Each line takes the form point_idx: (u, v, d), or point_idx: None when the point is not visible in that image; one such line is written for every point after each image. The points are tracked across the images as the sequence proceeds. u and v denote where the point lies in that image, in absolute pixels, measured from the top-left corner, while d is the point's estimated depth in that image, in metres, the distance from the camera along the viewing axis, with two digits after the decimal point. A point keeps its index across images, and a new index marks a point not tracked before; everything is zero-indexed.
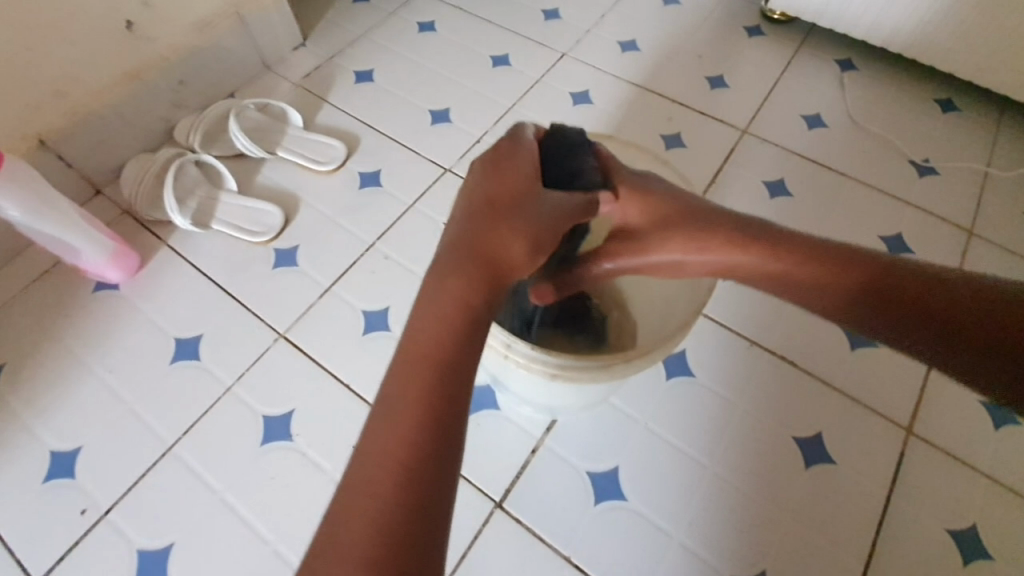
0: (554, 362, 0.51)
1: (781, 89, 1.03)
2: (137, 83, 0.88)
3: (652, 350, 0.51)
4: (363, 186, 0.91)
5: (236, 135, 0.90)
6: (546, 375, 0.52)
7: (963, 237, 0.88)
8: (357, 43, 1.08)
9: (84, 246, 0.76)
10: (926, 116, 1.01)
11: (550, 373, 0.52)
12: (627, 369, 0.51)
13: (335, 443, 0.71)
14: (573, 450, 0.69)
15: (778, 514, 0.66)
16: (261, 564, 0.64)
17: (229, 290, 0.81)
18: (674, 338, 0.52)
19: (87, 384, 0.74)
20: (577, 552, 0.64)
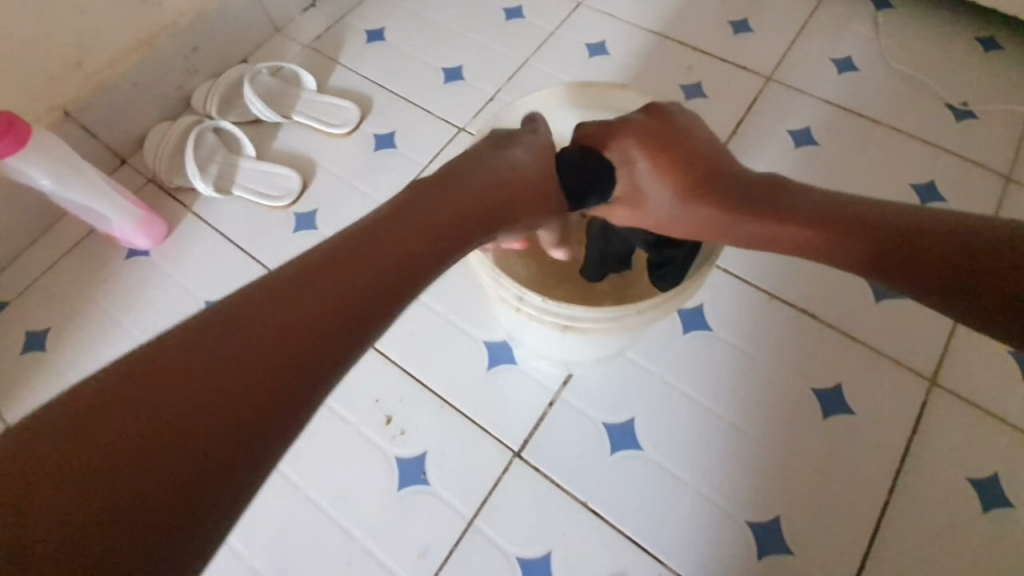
0: (567, 313, 0.52)
1: (808, 31, 0.98)
2: (152, 51, 0.88)
3: (662, 301, 0.51)
4: (378, 148, 0.91)
5: (251, 100, 0.91)
6: (559, 329, 0.55)
7: (998, 184, 0.84)
8: (366, 2, 1.06)
9: (112, 214, 0.79)
10: (966, 55, 0.95)
11: (561, 326, 0.54)
12: (635, 318, 0.52)
13: (359, 397, 0.73)
14: (588, 402, 0.71)
15: (794, 464, 0.67)
16: (295, 508, 0.68)
17: (252, 254, 0.84)
18: (677, 293, 0.51)
19: (125, 345, 0.79)
20: (593, 498, 0.66)
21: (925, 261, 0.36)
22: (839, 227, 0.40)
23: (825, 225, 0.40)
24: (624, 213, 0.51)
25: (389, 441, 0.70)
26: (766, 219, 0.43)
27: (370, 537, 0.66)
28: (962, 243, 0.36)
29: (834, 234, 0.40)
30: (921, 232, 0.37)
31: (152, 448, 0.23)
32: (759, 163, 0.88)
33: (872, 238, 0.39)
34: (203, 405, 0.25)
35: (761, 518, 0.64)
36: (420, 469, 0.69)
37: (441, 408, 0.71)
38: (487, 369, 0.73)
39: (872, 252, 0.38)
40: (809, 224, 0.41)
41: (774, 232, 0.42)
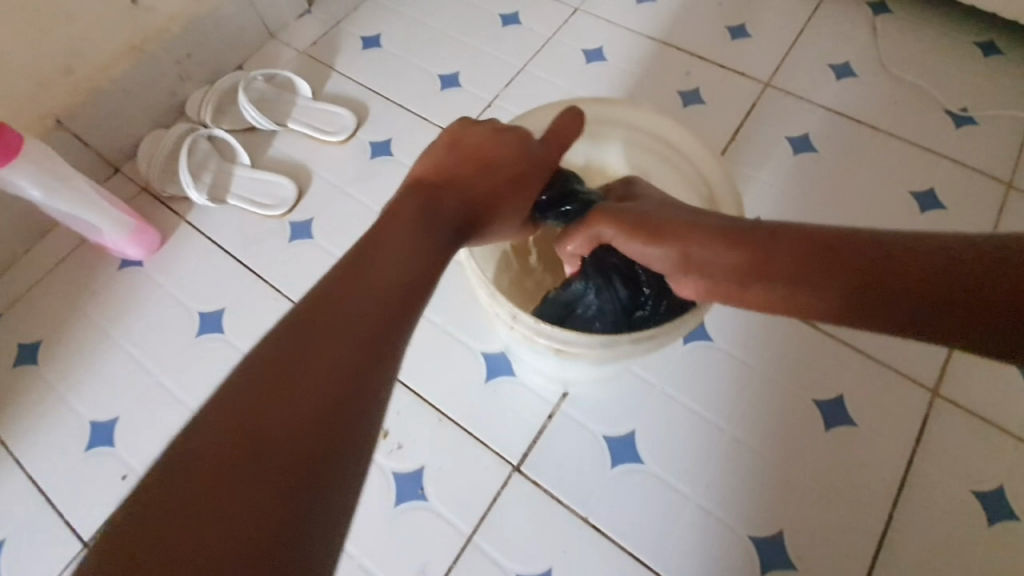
0: (561, 334, 0.52)
1: (807, 36, 0.98)
2: (144, 58, 0.87)
3: (659, 330, 0.50)
4: (374, 155, 0.90)
5: (245, 108, 0.90)
6: (553, 348, 0.54)
7: (999, 191, 0.84)
8: (362, 7, 1.05)
9: (104, 223, 0.78)
10: (966, 61, 0.94)
11: (554, 347, 0.53)
12: (631, 346, 0.51)
13: None
14: (588, 414, 0.70)
15: (796, 477, 0.66)
16: None
17: (247, 264, 0.83)
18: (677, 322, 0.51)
19: (117, 357, 0.77)
20: (593, 512, 0.65)
21: (907, 294, 0.35)
22: (813, 267, 0.38)
23: (799, 266, 0.39)
24: (609, 232, 0.48)
25: (386, 456, 0.69)
26: (741, 254, 0.41)
27: (367, 554, 0.65)
28: (940, 271, 0.35)
29: (810, 277, 0.39)
30: (896, 263, 0.36)
31: (259, 471, 0.26)
32: (759, 170, 0.87)
33: (848, 277, 0.37)
34: (289, 428, 0.27)
35: (763, 533, 0.63)
36: (417, 484, 0.68)
37: (438, 421, 0.70)
38: (484, 381, 0.72)
39: (850, 292, 0.37)
40: (784, 264, 0.40)
41: (749, 274, 0.41)
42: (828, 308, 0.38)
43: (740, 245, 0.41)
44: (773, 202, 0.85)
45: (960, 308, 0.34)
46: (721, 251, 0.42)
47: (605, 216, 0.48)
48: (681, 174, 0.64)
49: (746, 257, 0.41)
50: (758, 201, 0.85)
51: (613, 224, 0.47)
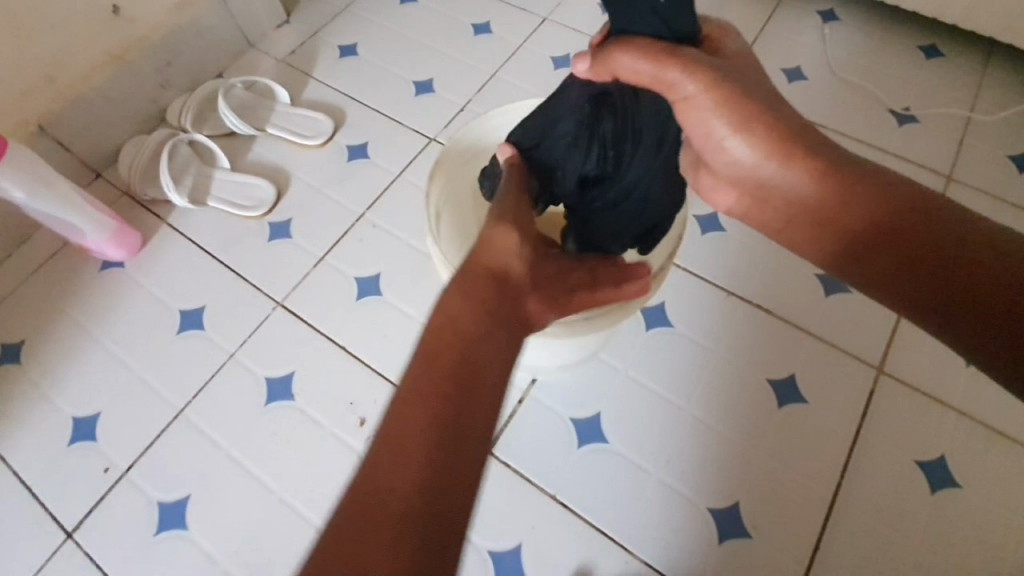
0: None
1: (762, 42, 1.04)
2: (126, 67, 0.90)
3: (610, 312, 0.58)
4: (351, 158, 0.94)
5: (225, 114, 0.93)
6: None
7: (940, 184, 0.89)
8: (339, 18, 1.09)
9: (86, 226, 0.80)
10: (909, 64, 1.01)
11: None
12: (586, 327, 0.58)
13: (333, 400, 0.74)
14: (556, 398, 0.73)
15: (752, 452, 0.70)
16: (270, 511, 0.69)
17: (227, 262, 0.85)
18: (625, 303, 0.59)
19: (99, 355, 0.79)
20: (561, 490, 0.68)
21: (934, 289, 0.41)
22: (872, 235, 0.43)
23: (859, 227, 0.44)
24: (678, 78, 0.44)
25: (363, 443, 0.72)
26: (820, 185, 0.45)
27: None
28: (987, 274, 0.38)
29: (863, 240, 0.44)
30: (952, 252, 0.40)
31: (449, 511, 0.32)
32: None
33: (896, 251, 0.42)
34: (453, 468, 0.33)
35: (721, 505, 0.67)
36: None
37: None
38: None
39: (889, 267, 0.43)
40: (847, 216, 0.44)
41: (811, 207, 0.46)
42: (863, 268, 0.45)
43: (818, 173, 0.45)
44: None
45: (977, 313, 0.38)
46: (798, 174, 0.45)
47: (687, 62, 0.43)
48: None
49: (821, 191, 0.45)
50: None
51: (695, 81, 0.44)
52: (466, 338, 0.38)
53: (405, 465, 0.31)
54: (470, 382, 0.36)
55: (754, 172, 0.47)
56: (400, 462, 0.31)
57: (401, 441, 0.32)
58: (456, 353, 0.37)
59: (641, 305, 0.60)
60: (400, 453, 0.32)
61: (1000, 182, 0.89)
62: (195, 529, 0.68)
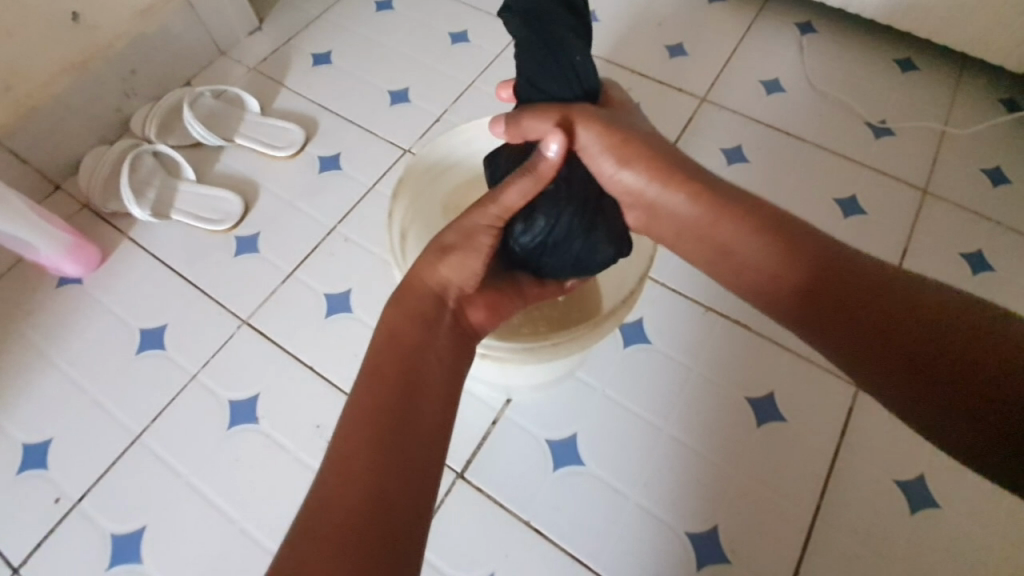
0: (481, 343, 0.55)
1: (741, 54, 1.03)
2: (87, 75, 0.87)
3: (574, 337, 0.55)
4: (323, 169, 0.91)
5: (191, 124, 0.90)
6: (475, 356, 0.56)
7: (916, 197, 0.90)
8: (313, 25, 1.06)
9: (39, 240, 0.77)
10: (885, 77, 1.01)
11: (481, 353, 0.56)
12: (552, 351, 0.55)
13: (299, 423, 0.71)
14: (531, 420, 0.71)
15: (731, 473, 0.68)
16: (231, 542, 0.66)
17: (190, 279, 0.82)
18: (592, 328, 0.56)
19: (54, 376, 0.75)
20: (535, 516, 0.66)
21: (898, 375, 0.39)
22: (835, 311, 0.42)
23: (818, 298, 0.42)
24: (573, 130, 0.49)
25: None
26: (769, 248, 0.45)
27: None
28: (960, 362, 0.36)
29: (824, 315, 0.42)
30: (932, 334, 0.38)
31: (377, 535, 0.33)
32: None
33: (866, 335, 0.40)
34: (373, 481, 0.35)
35: (699, 528, 0.66)
36: None
37: None
38: None
39: (866, 351, 0.40)
40: (800, 286, 0.43)
41: (762, 272, 0.45)
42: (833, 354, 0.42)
43: (761, 231, 0.46)
44: None
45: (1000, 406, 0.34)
46: (745, 235, 0.46)
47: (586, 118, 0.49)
48: None
49: (770, 255, 0.45)
50: None
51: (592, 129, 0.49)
52: (407, 346, 0.41)
53: (349, 462, 0.35)
54: (414, 392, 0.39)
55: (697, 231, 0.49)
56: (352, 468, 0.35)
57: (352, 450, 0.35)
58: (400, 361, 0.40)
59: (614, 326, 0.58)
60: (353, 458, 0.35)
61: (973, 195, 0.90)
62: (151, 562, 0.65)
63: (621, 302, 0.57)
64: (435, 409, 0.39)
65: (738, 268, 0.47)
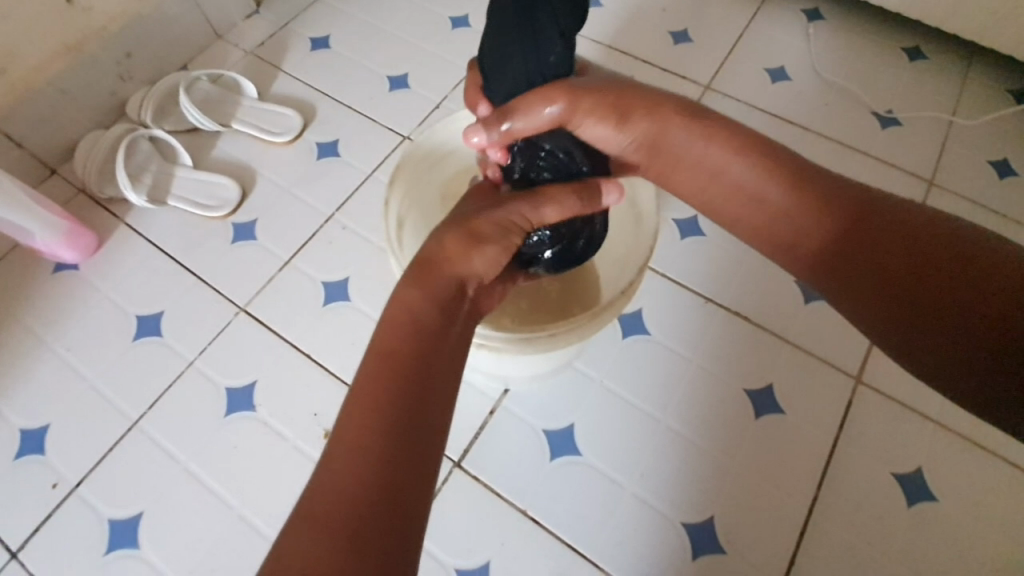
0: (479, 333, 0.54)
1: (746, 41, 1.01)
2: (82, 58, 0.86)
3: (571, 329, 0.55)
4: (321, 156, 0.90)
5: (187, 109, 0.88)
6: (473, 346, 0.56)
7: (921, 188, 0.88)
8: (311, 8, 1.05)
9: (36, 227, 0.76)
10: (893, 66, 0.99)
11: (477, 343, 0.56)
12: (548, 342, 0.56)
13: (296, 411, 0.71)
14: (529, 410, 0.71)
15: (728, 464, 0.68)
16: (227, 528, 0.66)
17: (187, 265, 0.81)
18: (590, 321, 0.56)
19: (51, 362, 0.75)
20: (532, 505, 0.66)
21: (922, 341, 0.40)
22: (855, 263, 0.43)
23: (837, 250, 0.44)
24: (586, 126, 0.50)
25: None
26: (792, 199, 0.46)
27: None
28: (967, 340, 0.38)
29: (843, 266, 0.44)
30: (942, 285, 0.39)
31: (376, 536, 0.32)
32: None
33: (880, 286, 0.42)
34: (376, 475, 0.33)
35: (695, 519, 0.66)
36: None
37: None
38: None
39: (877, 302, 0.42)
40: (822, 239, 0.45)
41: (786, 226, 0.47)
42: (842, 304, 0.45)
43: (789, 185, 0.46)
44: None
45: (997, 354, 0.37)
46: (772, 189, 0.47)
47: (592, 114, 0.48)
48: None
49: (798, 207, 0.46)
50: None
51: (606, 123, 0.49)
52: (429, 333, 0.40)
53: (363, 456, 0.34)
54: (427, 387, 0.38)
55: (725, 186, 0.49)
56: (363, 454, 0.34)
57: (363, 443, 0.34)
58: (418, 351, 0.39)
59: (613, 317, 0.57)
60: (363, 445, 0.34)
61: (979, 187, 0.88)
62: (149, 547, 0.65)
63: (620, 295, 0.56)
64: (449, 402, 0.39)
65: (760, 221, 0.48)
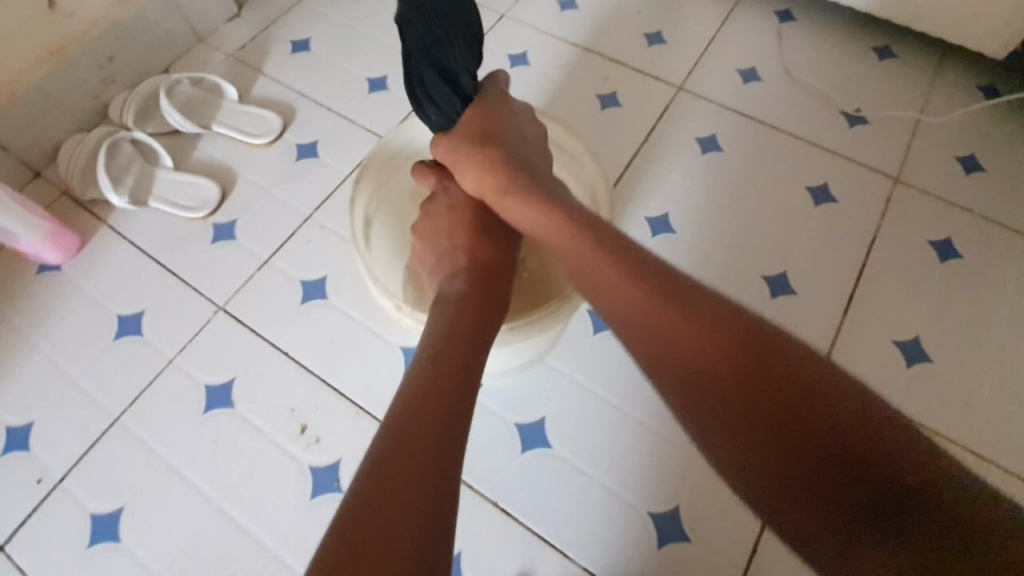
0: None
1: (720, 42, 1.03)
2: (63, 62, 0.87)
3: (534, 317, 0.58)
4: (301, 157, 0.91)
5: (168, 111, 0.90)
6: None
7: (887, 185, 0.91)
8: (291, 11, 1.06)
9: (19, 229, 0.77)
10: (862, 65, 1.02)
11: None
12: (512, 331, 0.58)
13: (274, 407, 0.73)
14: (501, 404, 0.73)
15: (694, 454, 0.70)
16: (206, 521, 0.68)
17: (168, 265, 0.83)
18: (553, 308, 0.58)
19: (34, 361, 0.77)
20: (503, 496, 0.68)
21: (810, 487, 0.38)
22: (750, 409, 0.41)
23: (733, 394, 0.42)
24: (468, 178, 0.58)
25: (304, 450, 0.71)
26: (696, 333, 0.44)
27: (282, 547, 0.66)
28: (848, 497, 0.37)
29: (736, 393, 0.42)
30: (843, 444, 0.37)
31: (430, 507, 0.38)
32: (669, 169, 0.92)
33: (775, 438, 0.40)
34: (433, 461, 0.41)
35: (661, 509, 0.68)
36: (332, 477, 0.69)
37: (357, 415, 0.72)
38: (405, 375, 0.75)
39: (776, 456, 0.39)
40: (724, 364, 0.42)
41: (685, 360, 0.44)
42: (736, 455, 0.41)
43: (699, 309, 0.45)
44: (681, 199, 0.90)
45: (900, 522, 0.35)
46: (661, 309, 0.46)
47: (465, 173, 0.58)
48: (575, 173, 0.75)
49: (696, 339, 0.44)
50: (665, 200, 0.90)
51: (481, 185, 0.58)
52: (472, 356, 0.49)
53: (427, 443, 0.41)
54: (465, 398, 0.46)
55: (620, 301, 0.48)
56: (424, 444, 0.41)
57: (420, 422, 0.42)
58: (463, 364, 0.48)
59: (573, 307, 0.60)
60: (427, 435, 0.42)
61: (945, 183, 0.91)
62: (130, 541, 0.67)
63: (574, 284, 0.59)
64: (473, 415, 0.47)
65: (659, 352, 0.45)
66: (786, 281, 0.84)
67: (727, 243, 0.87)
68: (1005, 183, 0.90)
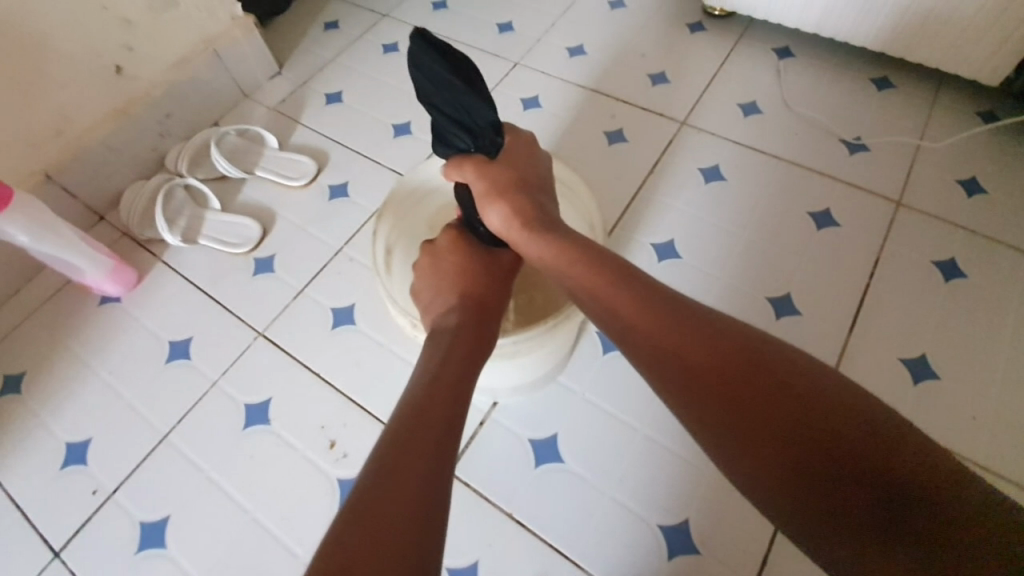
0: None
1: (720, 79, 1.10)
2: (127, 119, 0.99)
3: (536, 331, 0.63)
4: (333, 197, 1.00)
5: (217, 160, 1.01)
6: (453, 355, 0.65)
7: (889, 208, 0.93)
8: (327, 68, 1.18)
9: (86, 265, 0.87)
10: (860, 96, 1.06)
11: None
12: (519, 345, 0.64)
13: (307, 425, 0.79)
14: (516, 421, 0.77)
15: (703, 469, 0.72)
16: (242, 530, 0.73)
17: (215, 297, 0.91)
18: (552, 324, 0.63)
19: (93, 385, 0.85)
20: (517, 509, 0.72)
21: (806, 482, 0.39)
22: (737, 405, 0.43)
23: (723, 385, 0.44)
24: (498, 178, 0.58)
25: (332, 464, 0.76)
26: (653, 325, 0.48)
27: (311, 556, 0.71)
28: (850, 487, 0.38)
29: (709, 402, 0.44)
30: (805, 420, 0.40)
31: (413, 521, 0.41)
32: (674, 199, 0.97)
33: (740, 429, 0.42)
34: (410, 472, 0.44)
35: (671, 522, 0.70)
36: None
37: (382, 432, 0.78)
38: None
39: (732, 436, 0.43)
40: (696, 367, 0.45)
41: (675, 354, 0.46)
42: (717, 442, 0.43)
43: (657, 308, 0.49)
44: (687, 226, 0.95)
45: (885, 504, 0.37)
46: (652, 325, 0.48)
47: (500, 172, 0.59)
48: (571, 202, 0.79)
49: (691, 347, 0.46)
50: (670, 227, 0.95)
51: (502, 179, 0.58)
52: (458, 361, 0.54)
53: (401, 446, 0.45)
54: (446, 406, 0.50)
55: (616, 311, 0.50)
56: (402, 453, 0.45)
57: (413, 439, 0.46)
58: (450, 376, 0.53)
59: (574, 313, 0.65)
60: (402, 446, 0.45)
61: (946, 206, 0.93)
62: (174, 548, 0.73)
63: (571, 302, 0.64)
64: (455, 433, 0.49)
65: (659, 359, 0.47)
66: (791, 302, 0.86)
67: (731, 267, 0.90)
68: (1008, 205, 0.92)
